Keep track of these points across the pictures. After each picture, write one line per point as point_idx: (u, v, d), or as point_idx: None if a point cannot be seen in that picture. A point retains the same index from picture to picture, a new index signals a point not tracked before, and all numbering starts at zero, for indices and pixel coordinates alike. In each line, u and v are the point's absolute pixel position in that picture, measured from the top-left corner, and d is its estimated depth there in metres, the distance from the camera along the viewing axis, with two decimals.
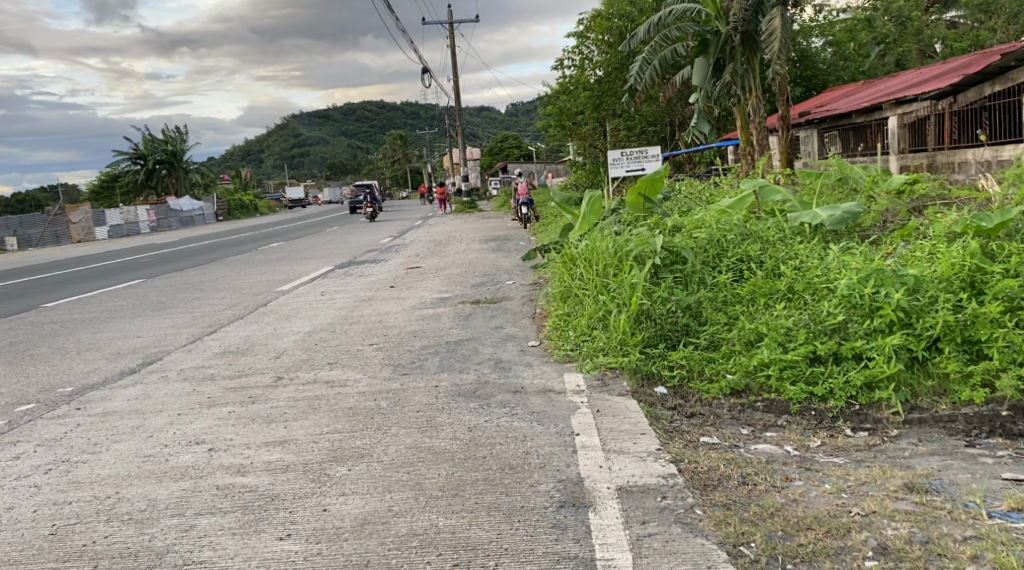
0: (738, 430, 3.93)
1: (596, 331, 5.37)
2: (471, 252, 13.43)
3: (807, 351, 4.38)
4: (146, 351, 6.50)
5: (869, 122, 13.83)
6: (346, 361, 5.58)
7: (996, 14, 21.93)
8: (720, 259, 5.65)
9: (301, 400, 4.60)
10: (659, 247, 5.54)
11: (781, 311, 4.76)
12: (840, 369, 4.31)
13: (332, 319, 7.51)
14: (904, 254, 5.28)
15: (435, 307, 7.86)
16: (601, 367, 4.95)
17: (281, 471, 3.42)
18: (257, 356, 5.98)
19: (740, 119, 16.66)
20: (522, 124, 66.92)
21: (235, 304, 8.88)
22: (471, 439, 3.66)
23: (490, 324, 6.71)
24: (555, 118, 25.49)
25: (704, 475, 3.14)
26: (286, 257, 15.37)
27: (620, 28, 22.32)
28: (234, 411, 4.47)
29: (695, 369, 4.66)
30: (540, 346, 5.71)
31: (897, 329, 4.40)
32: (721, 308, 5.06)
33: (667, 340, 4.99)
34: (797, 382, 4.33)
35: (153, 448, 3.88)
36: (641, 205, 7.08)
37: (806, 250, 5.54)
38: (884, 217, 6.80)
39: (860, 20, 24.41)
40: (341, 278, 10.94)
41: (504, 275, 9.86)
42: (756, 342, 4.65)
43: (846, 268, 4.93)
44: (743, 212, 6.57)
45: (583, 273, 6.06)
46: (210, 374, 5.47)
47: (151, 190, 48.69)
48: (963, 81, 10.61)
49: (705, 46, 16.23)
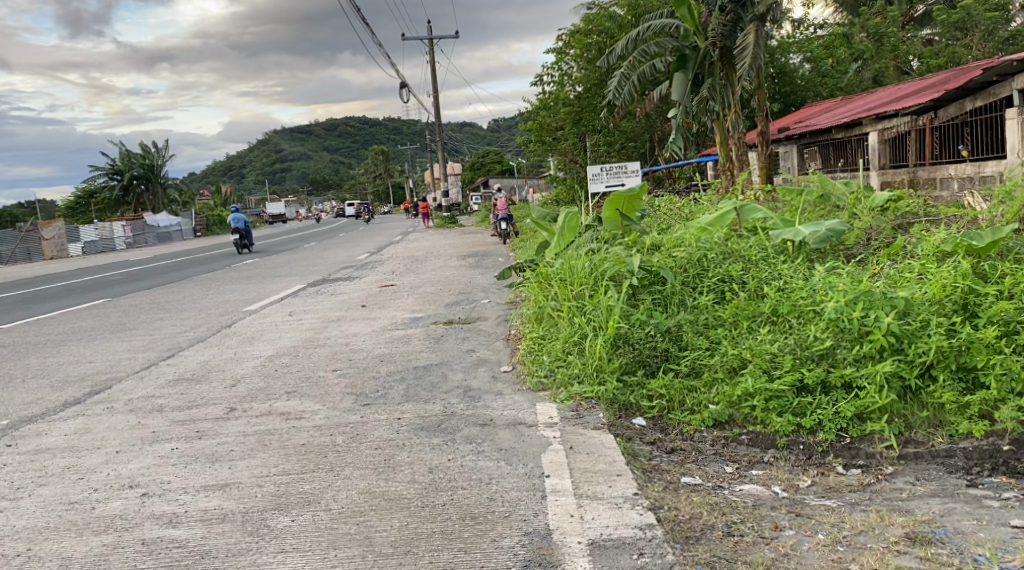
0: (721, 468, 3.63)
1: (571, 356, 5.02)
2: (448, 269, 13.11)
3: (794, 380, 4.08)
4: (96, 379, 6.10)
5: (850, 137, 13.72)
6: (306, 390, 5.23)
7: (971, 31, 22.24)
8: (701, 279, 5.38)
9: (252, 435, 4.25)
10: (637, 267, 5.27)
11: (765, 336, 4.48)
12: (829, 399, 4.02)
13: (297, 342, 7.14)
14: (892, 274, 5.05)
15: (406, 328, 7.52)
16: (576, 397, 4.60)
17: (217, 522, 3.08)
18: (212, 384, 5.61)
19: (721, 134, 16.50)
20: (504, 139, 66.97)
21: (198, 326, 8.49)
22: (431, 482, 3.34)
23: (461, 347, 6.39)
24: (535, 133, 25.36)
25: (686, 524, 2.85)
26: (258, 274, 14.95)
27: (599, 43, 22.19)
28: (177, 449, 4.10)
29: (676, 400, 4.37)
30: (512, 372, 5.36)
31: (888, 355, 4.14)
32: (703, 332, 4.77)
33: (645, 366, 4.67)
34: (785, 414, 4.04)
35: (81, 493, 3.51)
36: (618, 221, 6.78)
37: (790, 271, 5.28)
38: (869, 233, 6.58)
39: (838, 36, 24.62)
40: (312, 297, 10.58)
41: (481, 293, 9.56)
42: (739, 368, 4.35)
43: (832, 289, 4.68)
44: (724, 230, 6.30)
45: (557, 294, 5.75)
46: (159, 405, 5.08)
47: (126, 206, 47.88)
48: (945, 96, 10.51)
49: (684, 61, 16.20)
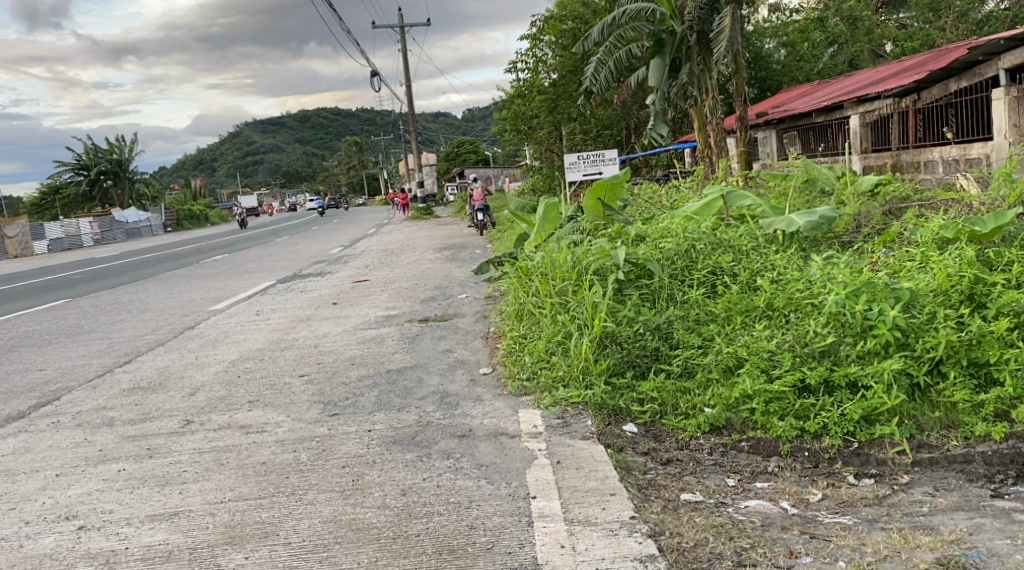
0: (722, 480, 3.33)
1: (555, 357, 4.66)
2: (424, 263, 12.72)
3: (796, 380, 3.79)
4: (45, 389, 5.65)
5: (831, 121, 13.48)
6: (269, 399, 4.85)
7: (945, 13, 22.28)
8: (689, 272, 5.06)
9: (208, 453, 3.88)
10: (622, 261, 4.95)
11: (762, 332, 4.18)
12: (834, 400, 3.74)
13: (263, 344, 6.74)
14: (891, 263, 4.79)
15: (379, 328, 7.14)
16: (561, 402, 4.25)
17: (159, 563, 2.73)
18: (169, 393, 5.21)
19: (699, 119, 16.24)
20: (479, 129, 66.45)
21: (160, 328, 8.04)
22: (404, 507, 3.01)
23: (438, 347, 6.05)
24: (511, 121, 24.95)
25: (690, 555, 2.56)
26: (225, 271, 14.46)
27: (574, 29, 21.84)
28: (124, 470, 3.70)
29: (669, 403, 4.05)
30: (492, 374, 5.02)
31: (894, 351, 3.87)
32: (694, 328, 4.46)
33: (635, 368, 4.34)
34: (786, 417, 3.75)
35: (9, 528, 3.12)
36: (600, 211, 6.46)
37: (784, 262, 5.00)
38: (859, 220, 6.33)
39: (813, 20, 24.50)
40: (281, 295, 10.14)
41: (457, 288, 9.20)
42: (735, 368, 4.05)
43: (831, 280, 4.39)
44: (711, 218, 6.00)
45: (538, 289, 5.41)
46: (109, 418, 4.67)
47: (94, 201, 46.71)
48: (928, 77, 10.29)
49: (660, 46, 15.96)
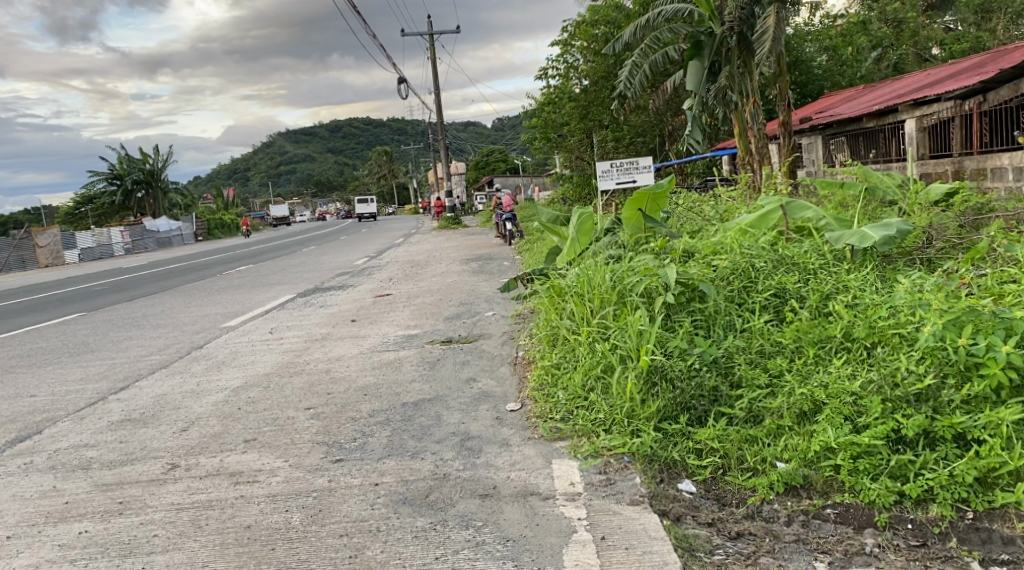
0: (808, 565, 2.77)
1: (593, 395, 3.99)
2: (449, 277, 12.06)
3: (889, 431, 3.11)
4: (28, 420, 5.12)
5: (882, 127, 12.67)
6: (267, 438, 4.26)
7: (998, 15, 21.35)
8: (748, 293, 4.39)
9: (187, 510, 3.29)
10: (671, 280, 4.26)
11: (844, 369, 3.49)
12: (938, 456, 3.08)
13: (272, 368, 6.19)
14: (989, 286, 4.05)
15: (398, 350, 6.56)
16: (603, 452, 3.60)
17: None
18: (161, 427, 4.66)
19: (739, 125, 15.41)
20: (509, 138, 65.93)
21: (167, 348, 7.53)
22: None
23: (461, 374, 5.43)
24: (540, 130, 23.99)
25: None
26: (248, 283, 13.98)
27: (606, 34, 21.33)
28: (86, 533, 3.12)
29: (733, 455, 3.38)
30: (521, 411, 4.38)
31: (1008, 396, 3.18)
32: (760, 362, 3.77)
33: (689, 411, 3.66)
34: (879, 478, 3.09)
35: None
36: (641, 223, 5.78)
37: (860, 283, 4.29)
38: (933, 232, 5.59)
39: (856, 24, 23.45)
40: (298, 310, 9.61)
41: (483, 305, 8.58)
42: (813, 413, 3.38)
43: (922, 305, 3.67)
44: (770, 231, 5.28)
45: (574, 312, 4.77)
46: (88, 460, 4.10)
47: (128, 210, 46.98)
48: (995, 79, 9.46)
49: (698, 48, 14.81)
